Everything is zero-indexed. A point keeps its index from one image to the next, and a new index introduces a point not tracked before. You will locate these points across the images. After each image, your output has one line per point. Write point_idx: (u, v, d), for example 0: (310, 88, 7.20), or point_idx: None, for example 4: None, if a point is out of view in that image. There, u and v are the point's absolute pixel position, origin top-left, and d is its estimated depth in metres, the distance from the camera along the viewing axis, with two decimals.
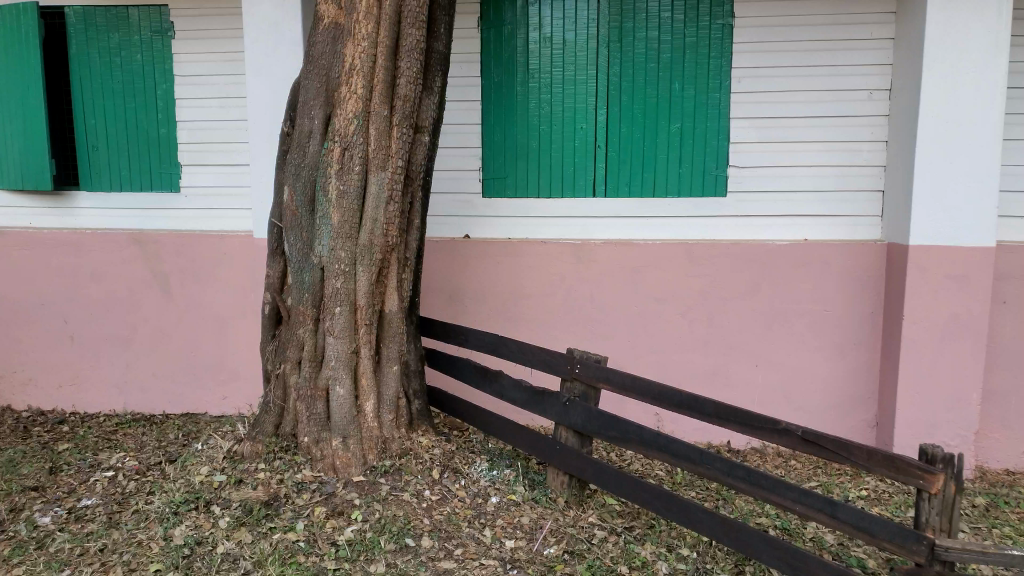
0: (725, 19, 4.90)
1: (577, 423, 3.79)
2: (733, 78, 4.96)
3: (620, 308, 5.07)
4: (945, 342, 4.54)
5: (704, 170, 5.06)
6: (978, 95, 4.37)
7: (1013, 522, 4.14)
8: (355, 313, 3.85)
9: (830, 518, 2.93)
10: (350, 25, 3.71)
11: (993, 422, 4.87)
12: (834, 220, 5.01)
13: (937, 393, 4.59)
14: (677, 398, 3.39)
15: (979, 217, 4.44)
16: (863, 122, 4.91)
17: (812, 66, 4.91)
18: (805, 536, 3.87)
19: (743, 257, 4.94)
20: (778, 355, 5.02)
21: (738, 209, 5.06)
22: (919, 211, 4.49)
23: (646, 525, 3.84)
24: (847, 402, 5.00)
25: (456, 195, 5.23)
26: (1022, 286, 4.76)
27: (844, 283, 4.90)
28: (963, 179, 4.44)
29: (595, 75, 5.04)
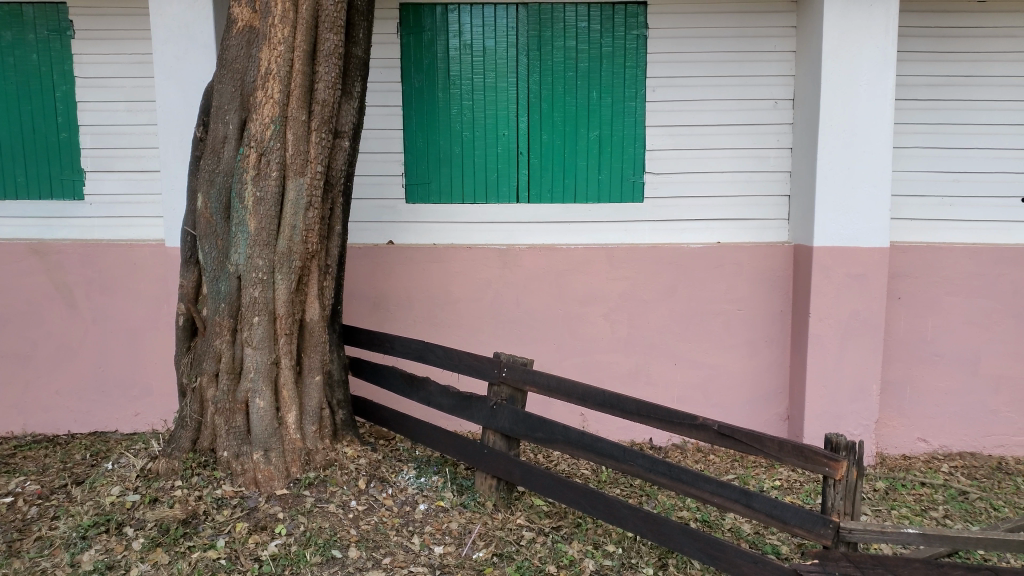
0: (639, 29, 5.05)
1: (505, 427, 3.82)
2: (648, 87, 5.11)
3: (544, 311, 5.14)
4: (850, 337, 4.79)
5: (622, 176, 5.19)
6: (874, 102, 4.63)
7: (911, 503, 4.41)
8: (274, 322, 3.78)
9: (745, 508, 3.07)
10: (265, 29, 3.64)
11: (892, 411, 5.17)
12: (745, 224, 5.21)
13: (843, 385, 4.84)
14: (601, 398, 3.48)
15: (877, 218, 4.71)
16: (769, 130, 5.13)
17: (721, 77, 5.10)
18: (723, 526, 4.01)
19: (661, 260, 5.09)
20: (696, 353, 5.18)
21: (656, 214, 5.21)
22: (823, 214, 4.73)
23: (573, 524, 3.90)
24: (761, 397, 5.21)
25: (377, 201, 5.19)
26: (916, 283, 5.07)
27: (756, 282, 5.11)
28: (862, 182, 4.70)
29: (516, 81, 5.10)
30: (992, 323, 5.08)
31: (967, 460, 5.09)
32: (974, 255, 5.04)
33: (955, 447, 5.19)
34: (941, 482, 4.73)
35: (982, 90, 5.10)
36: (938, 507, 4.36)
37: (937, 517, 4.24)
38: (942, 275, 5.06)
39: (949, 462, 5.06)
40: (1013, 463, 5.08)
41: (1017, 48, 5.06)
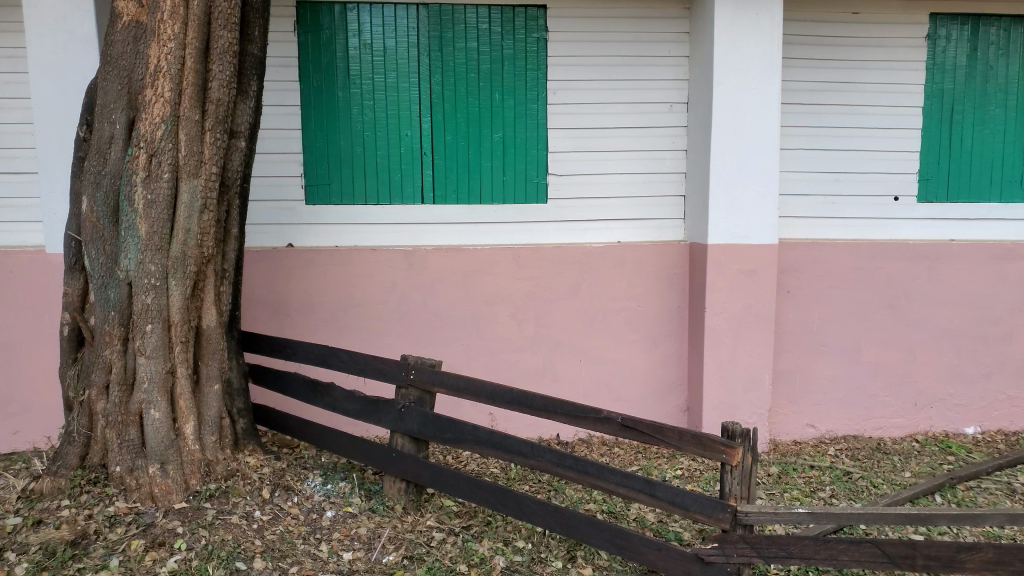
0: (539, 32, 5.13)
1: (413, 429, 3.81)
2: (549, 90, 5.20)
3: (451, 312, 5.15)
4: (743, 329, 5.03)
5: (525, 177, 5.26)
6: (761, 107, 4.88)
7: (801, 485, 4.67)
8: (169, 330, 3.62)
9: (649, 497, 3.18)
10: (153, 24, 3.50)
11: (783, 399, 5.46)
12: (644, 223, 5.38)
13: (738, 376, 5.08)
14: (509, 396, 3.52)
15: (765, 217, 4.97)
16: (665, 132, 5.31)
17: (619, 81, 5.25)
18: (629, 516, 4.13)
19: (564, 259, 5.19)
20: (600, 350, 5.31)
21: (559, 214, 5.30)
22: (717, 212, 4.94)
23: (483, 522, 3.91)
24: (662, 391, 5.39)
25: (276, 203, 5.06)
26: (803, 278, 5.36)
27: (655, 279, 5.28)
28: (751, 182, 4.94)
29: (418, 82, 5.08)
30: (870, 314, 5.44)
31: (851, 442, 5.44)
32: (854, 250, 5.38)
33: (840, 431, 5.54)
34: (827, 464, 5.03)
35: (858, 96, 5.45)
36: (826, 488, 4.64)
37: (824, 497, 4.51)
38: (826, 269, 5.37)
39: (834, 445, 5.39)
40: (891, 443, 5.46)
41: (888, 57, 5.43)
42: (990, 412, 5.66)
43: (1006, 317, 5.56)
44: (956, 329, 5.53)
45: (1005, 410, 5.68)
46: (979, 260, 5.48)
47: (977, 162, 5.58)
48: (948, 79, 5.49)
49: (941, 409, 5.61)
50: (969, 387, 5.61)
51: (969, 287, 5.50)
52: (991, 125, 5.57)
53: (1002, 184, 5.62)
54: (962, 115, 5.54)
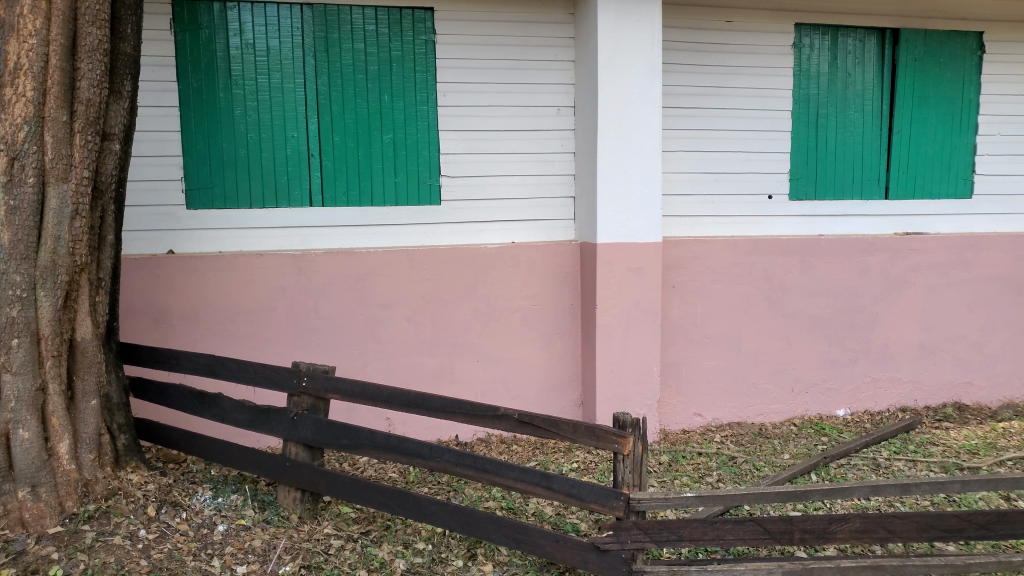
0: (427, 35, 5.14)
1: (307, 437, 3.73)
2: (439, 92, 5.21)
3: (344, 317, 5.07)
4: (632, 325, 5.22)
5: (418, 179, 5.25)
6: (644, 111, 5.08)
7: (690, 472, 4.88)
8: (38, 344, 3.39)
9: (546, 490, 3.25)
10: (11, 18, 3.25)
11: (672, 390, 5.69)
12: (535, 224, 5.48)
13: (629, 369, 5.26)
14: (406, 398, 3.51)
15: (650, 217, 5.19)
16: (554, 135, 5.44)
17: (508, 84, 5.32)
18: (528, 511, 4.19)
19: (458, 260, 5.21)
20: (496, 350, 5.36)
21: (452, 216, 5.32)
22: (605, 212, 5.10)
23: (382, 527, 3.88)
24: (558, 387, 5.51)
25: (155, 208, 4.84)
26: (687, 274, 5.60)
27: (548, 278, 5.38)
28: (636, 183, 5.14)
29: (304, 83, 4.98)
30: (750, 306, 5.75)
31: (735, 429, 5.74)
32: (733, 247, 5.66)
33: (725, 418, 5.83)
34: (714, 450, 5.28)
35: (733, 100, 5.75)
36: (713, 473, 4.87)
37: (711, 481, 4.74)
38: (708, 265, 5.63)
39: (720, 433, 5.67)
40: (771, 428, 5.81)
41: (759, 64, 5.76)
42: (857, 394, 6.11)
43: (869, 306, 6.01)
44: (826, 318, 5.93)
45: (869, 391, 6.15)
46: (845, 254, 5.89)
47: (839, 163, 6.02)
48: (813, 85, 5.88)
49: (814, 394, 6.01)
50: (838, 372, 6.04)
51: (836, 279, 5.90)
52: (851, 128, 6.01)
53: (863, 183, 6.08)
54: (826, 119, 5.95)
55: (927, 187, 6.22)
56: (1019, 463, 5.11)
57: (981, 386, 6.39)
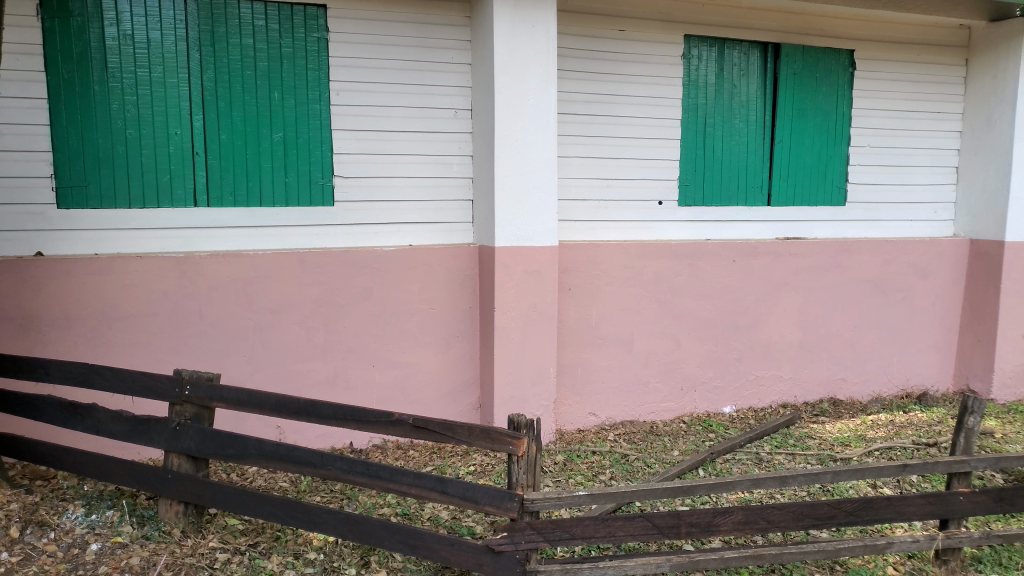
0: (319, 32, 5.02)
1: (190, 447, 3.57)
2: (332, 91, 5.10)
3: (232, 322, 4.89)
4: (529, 327, 5.27)
5: (309, 179, 5.13)
6: (539, 116, 5.14)
7: (585, 470, 4.97)
8: None
9: (441, 494, 3.24)
10: None
11: (568, 391, 5.77)
12: (432, 227, 5.45)
13: (526, 371, 5.31)
14: (296, 405, 3.42)
15: (546, 221, 5.26)
16: (450, 137, 5.42)
17: (404, 85, 5.26)
18: (423, 516, 4.16)
19: (353, 263, 5.10)
20: (392, 354, 5.29)
21: (347, 217, 5.23)
22: (502, 216, 5.13)
23: (272, 538, 3.75)
24: (455, 390, 5.49)
25: (22, 207, 4.53)
26: (583, 276, 5.70)
27: (446, 281, 5.36)
28: (533, 188, 5.20)
29: (187, 78, 4.77)
30: (642, 308, 5.91)
31: (627, 427, 5.90)
32: (626, 250, 5.80)
33: (618, 417, 5.98)
34: (607, 449, 5.40)
35: (625, 108, 5.91)
36: (606, 471, 4.98)
37: (605, 479, 4.84)
38: (603, 268, 5.75)
39: (614, 431, 5.81)
40: (662, 426, 6.01)
41: (650, 73, 5.94)
42: (742, 391, 6.41)
43: (753, 307, 6.30)
44: (713, 319, 6.18)
45: (753, 389, 6.45)
46: (731, 258, 6.16)
47: (725, 170, 6.29)
48: (700, 95, 6.12)
49: (702, 392, 6.26)
50: (725, 370, 6.31)
51: (723, 282, 6.16)
52: (736, 137, 6.29)
53: (747, 190, 6.38)
54: (713, 128, 6.21)
55: (805, 195, 6.59)
56: (885, 453, 5.48)
57: (853, 382, 6.82)
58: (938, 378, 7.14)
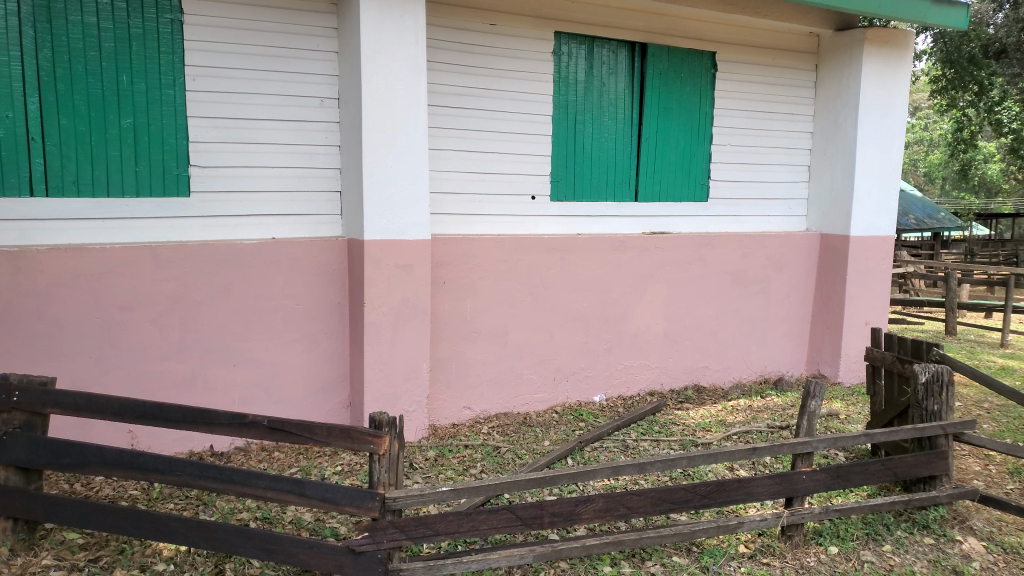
0: (172, 13, 4.73)
1: (20, 458, 3.29)
2: (187, 76, 4.83)
3: (76, 322, 4.53)
4: (400, 323, 5.20)
5: (163, 169, 4.84)
6: (408, 108, 5.07)
7: (455, 465, 4.96)
8: None
9: (299, 497, 3.13)
10: None
11: (442, 386, 5.73)
12: (297, 219, 5.28)
13: (396, 366, 5.23)
14: (141, 409, 3.21)
15: (417, 215, 5.20)
16: (317, 127, 5.27)
17: (266, 71, 5.05)
18: (285, 520, 4.02)
19: (212, 257, 4.86)
20: (256, 352, 5.09)
21: (205, 209, 4.98)
22: (371, 210, 5.02)
23: (116, 552, 3.54)
24: (324, 388, 5.35)
25: None
26: (456, 270, 5.66)
27: (312, 277, 5.21)
28: (403, 181, 5.12)
29: (20, 56, 4.35)
30: (515, 302, 5.96)
31: (501, 420, 5.94)
32: (500, 244, 5.82)
33: (492, 409, 6.01)
34: (480, 442, 5.42)
35: (497, 102, 5.91)
36: (477, 464, 4.99)
37: (475, 473, 4.85)
38: (476, 262, 5.73)
39: (488, 424, 5.84)
40: (535, 417, 6.09)
41: (521, 67, 5.97)
42: (612, 380, 6.59)
43: (622, 299, 6.49)
44: (585, 311, 6.32)
45: (622, 378, 6.65)
46: (600, 251, 6.30)
47: (595, 166, 6.44)
48: (571, 91, 6.23)
49: (574, 382, 6.39)
50: (595, 361, 6.47)
51: (593, 276, 6.30)
52: (605, 134, 6.44)
53: (615, 186, 6.56)
54: (583, 124, 6.33)
55: (669, 191, 6.85)
56: (742, 436, 5.78)
57: (715, 369, 7.16)
58: (792, 363, 7.61)
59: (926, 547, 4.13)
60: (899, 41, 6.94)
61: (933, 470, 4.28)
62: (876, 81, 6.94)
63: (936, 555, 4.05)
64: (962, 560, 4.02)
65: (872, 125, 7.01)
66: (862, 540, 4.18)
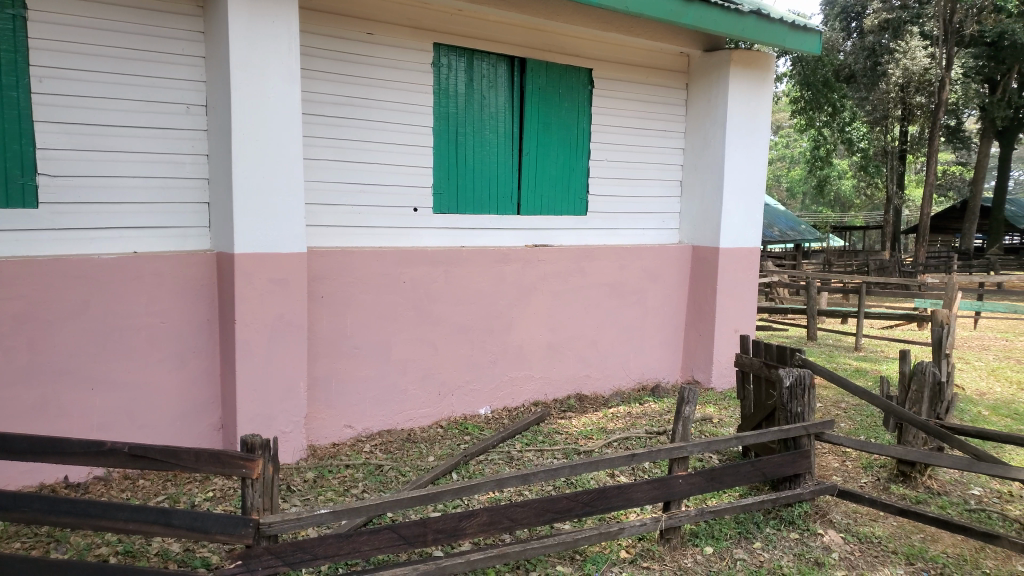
0: (15, 8, 4.35)
1: None
2: (34, 77, 4.47)
3: None
4: (275, 339, 5.02)
5: (6, 177, 4.44)
6: (282, 117, 4.93)
7: (336, 486, 4.82)
8: None
9: (164, 527, 2.90)
10: None
11: (321, 405, 5.55)
12: (162, 232, 5.00)
13: (273, 385, 5.04)
14: None
15: (293, 227, 5.05)
16: (183, 135, 5.01)
17: (125, 75, 4.76)
18: (150, 553, 3.77)
19: (66, 274, 4.51)
20: (117, 374, 4.76)
21: (56, 222, 4.62)
22: (244, 221, 4.82)
23: None
24: (193, 411, 5.06)
25: None
26: (335, 284, 5.51)
27: (179, 293, 4.94)
28: (277, 192, 4.96)
29: None
30: (398, 316, 5.87)
31: (384, 437, 5.83)
32: (381, 258, 5.72)
33: (374, 427, 5.87)
34: (361, 461, 5.29)
35: (376, 112, 5.83)
36: (358, 484, 4.86)
37: (356, 493, 4.73)
38: (356, 276, 5.61)
39: (370, 442, 5.72)
40: (419, 433, 6.01)
41: (400, 78, 5.91)
42: (496, 393, 6.61)
43: (505, 312, 6.53)
44: (468, 323, 6.31)
45: (507, 390, 6.68)
46: (483, 264, 6.32)
47: (477, 179, 6.46)
48: (451, 103, 6.23)
49: (459, 396, 6.36)
50: (480, 374, 6.47)
51: (477, 288, 6.31)
52: (486, 147, 6.48)
53: (497, 199, 6.62)
54: (464, 137, 6.34)
55: (549, 204, 6.97)
56: (622, 443, 5.93)
57: (596, 378, 7.33)
58: (668, 371, 7.90)
59: (792, 542, 4.37)
60: (761, 63, 7.38)
61: (797, 468, 4.53)
62: (740, 101, 7.34)
63: (801, 549, 4.29)
64: (823, 552, 4.28)
65: (737, 143, 7.42)
66: (735, 539, 4.37)
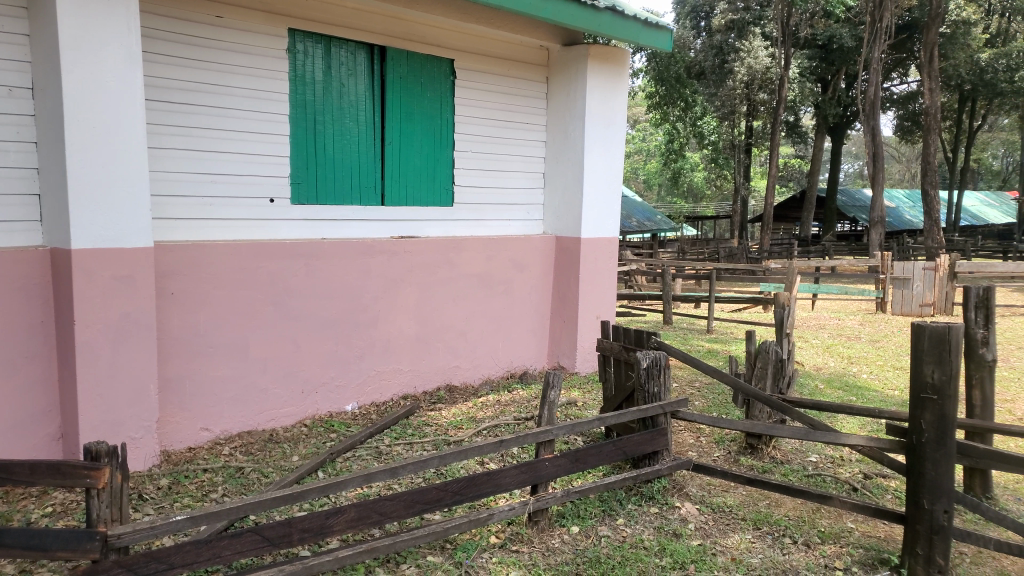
0: None
1: None
2: None
3: None
4: (121, 340, 4.69)
5: None
6: (122, 102, 4.61)
7: (192, 492, 4.58)
8: None
9: None
10: None
11: (174, 408, 5.25)
12: None
13: (119, 389, 4.71)
14: None
15: (137, 220, 4.74)
16: (6, 120, 4.56)
17: None
18: None
19: None
20: None
21: None
22: (81, 214, 4.47)
23: None
24: (27, 421, 4.63)
25: None
26: (187, 280, 5.23)
27: (7, 293, 4.51)
28: (119, 182, 4.64)
29: None
30: (256, 312, 5.65)
31: (245, 439, 5.60)
32: (236, 252, 5.48)
33: (234, 428, 5.63)
34: (220, 464, 5.06)
35: (228, 99, 5.56)
36: (217, 488, 4.66)
37: (215, 497, 4.52)
38: (209, 271, 5.34)
39: (230, 445, 5.47)
40: (283, 432, 5.82)
41: (253, 64, 5.67)
42: (363, 388, 6.50)
43: (371, 305, 6.43)
44: (332, 318, 6.16)
45: (374, 384, 6.59)
46: (346, 257, 6.19)
47: (338, 168, 6.32)
48: (309, 90, 6.05)
49: (324, 392, 6.21)
50: (346, 369, 6.35)
51: (340, 281, 6.17)
52: (347, 136, 6.35)
53: (360, 189, 6.50)
54: (324, 125, 6.18)
55: (414, 194, 6.93)
56: (491, 431, 6.01)
57: (465, 369, 7.37)
58: (535, 359, 8.06)
59: (652, 516, 4.60)
60: (616, 59, 7.65)
61: (656, 445, 4.76)
62: (597, 94, 7.58)
63: (660, 522, 4.52)
64: (680, 523, 4.53)
65: (595, 134, 7.65)
66: (599, 517, 4.55)
